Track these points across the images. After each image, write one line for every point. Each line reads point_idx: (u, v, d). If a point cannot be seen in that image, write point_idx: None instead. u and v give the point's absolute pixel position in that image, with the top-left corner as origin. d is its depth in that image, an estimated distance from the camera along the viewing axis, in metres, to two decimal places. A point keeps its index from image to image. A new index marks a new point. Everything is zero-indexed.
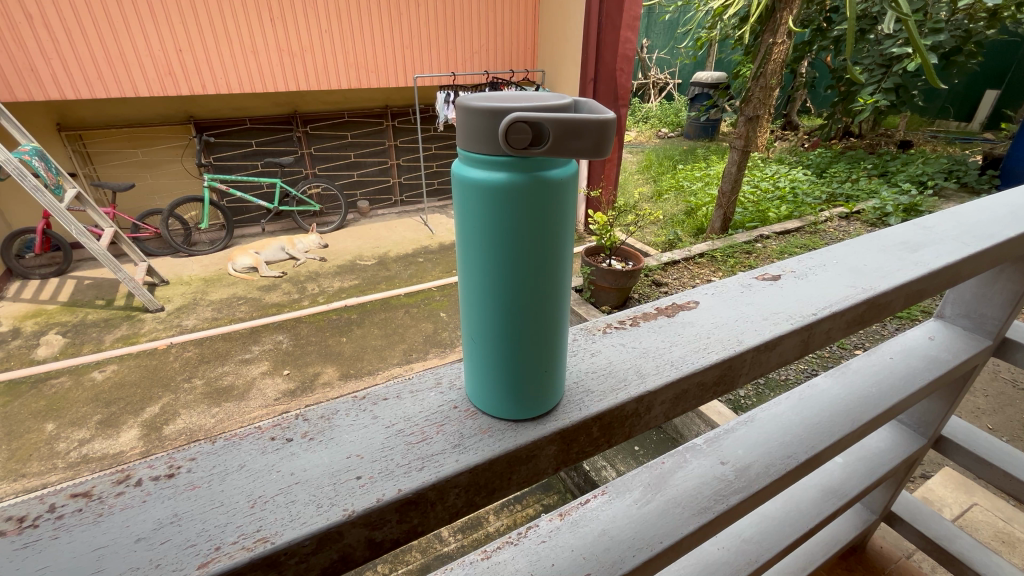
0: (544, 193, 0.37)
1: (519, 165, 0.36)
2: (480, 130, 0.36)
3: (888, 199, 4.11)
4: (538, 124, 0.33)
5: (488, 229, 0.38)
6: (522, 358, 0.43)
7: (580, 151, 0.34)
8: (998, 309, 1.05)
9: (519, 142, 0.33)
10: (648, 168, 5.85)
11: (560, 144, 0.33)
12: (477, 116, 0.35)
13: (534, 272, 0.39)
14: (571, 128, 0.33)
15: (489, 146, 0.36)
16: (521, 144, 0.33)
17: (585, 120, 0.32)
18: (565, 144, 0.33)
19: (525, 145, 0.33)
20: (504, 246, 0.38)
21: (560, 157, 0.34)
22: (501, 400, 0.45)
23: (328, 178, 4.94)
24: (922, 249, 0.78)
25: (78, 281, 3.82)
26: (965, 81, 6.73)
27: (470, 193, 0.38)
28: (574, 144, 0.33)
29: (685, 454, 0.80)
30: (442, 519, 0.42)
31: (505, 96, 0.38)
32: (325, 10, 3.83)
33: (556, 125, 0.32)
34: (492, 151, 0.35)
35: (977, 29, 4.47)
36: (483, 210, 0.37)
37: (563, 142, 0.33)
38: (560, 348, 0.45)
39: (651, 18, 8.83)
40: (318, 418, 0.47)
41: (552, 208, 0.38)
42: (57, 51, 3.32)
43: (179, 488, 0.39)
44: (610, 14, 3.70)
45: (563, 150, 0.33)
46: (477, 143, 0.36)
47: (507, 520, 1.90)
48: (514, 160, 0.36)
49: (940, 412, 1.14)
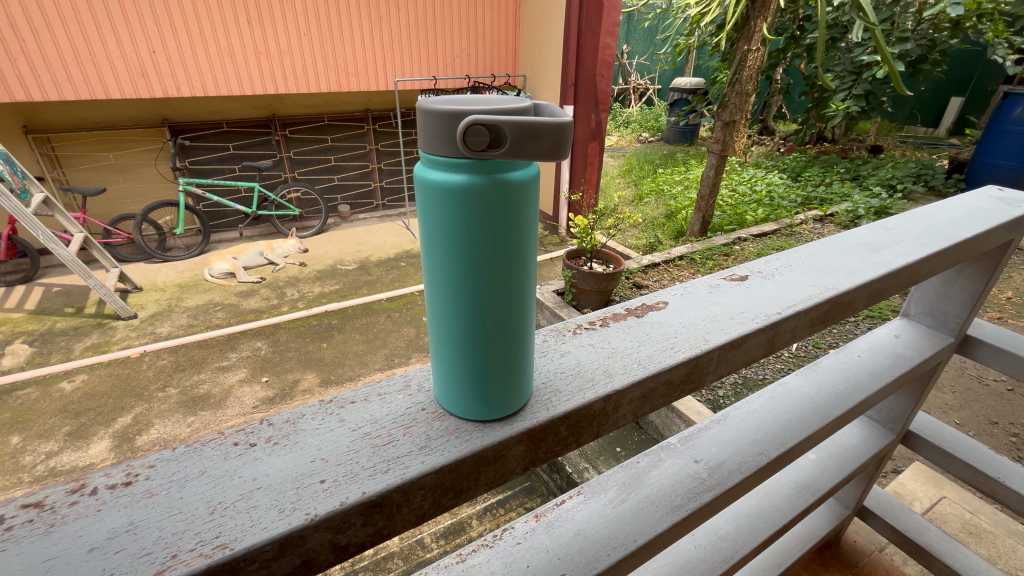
0: (505, 198, 0.37)
1: (479, 167, 0.36)
2: (442, 132, 0.36)
3: (860, 202, 4.24)
4: (497, 127, 0.34)
5: (453, 232, 0.38)
6: (489, 360, 0.43)
7: (538, 154, 0.34)
8: (959, 307, 1.09)
9: (477, 144, 0.34)
10: (629, 172, 5.92)
11: (518, 147, 0.34)
12: (436, 118, 0.35)
13: (496, 275, 0.40)
14: (528, 131, 0.33)
15: (451, 149, 0.36)
16: (480, 147, 0.34)
17: (544, 123, 0.33)
18: (523, 146, 0.34)
19: (483, 147, 0.34)
20: (467, 251, 0.39)
21: (519, 158, 0.34)
22: (465, 400, 0.45)
23: (308, 182, 4.89)
24: (884, 249, 0.81)
25: (46, 288, 3.71)
26: (932, 88, 6.98)
27: (433, 195, 0.38)
28: (532, 146, 0.34)
29: (660, 453, 0.81)
30: (409, 522, 0.42)
31: (466, 99, 0.38)
32: (304, 14, 3.80)
33: (515, 128, 0.33)
34: (454, 155, 0.36)
35: (941, 38, 4.63)
36: (445, 215, 0.38)
37: (521, 145, 0.34)
38: (528, 350, 0.46)
39: (631, 25, 8.97)
40: (284, 422, 0.46)
41: (515, 215, 0.38)
42: (22, 51, 3.22)
43: (136, 495, 0.38)
44: (590, 20, 3.72)
45: (523, 152, 0.34)
46: (439, 145, 0.36)
47: (490, 524, 1.90)
48: (474, 162, 0.36)
49: (907, 407, 1.18)
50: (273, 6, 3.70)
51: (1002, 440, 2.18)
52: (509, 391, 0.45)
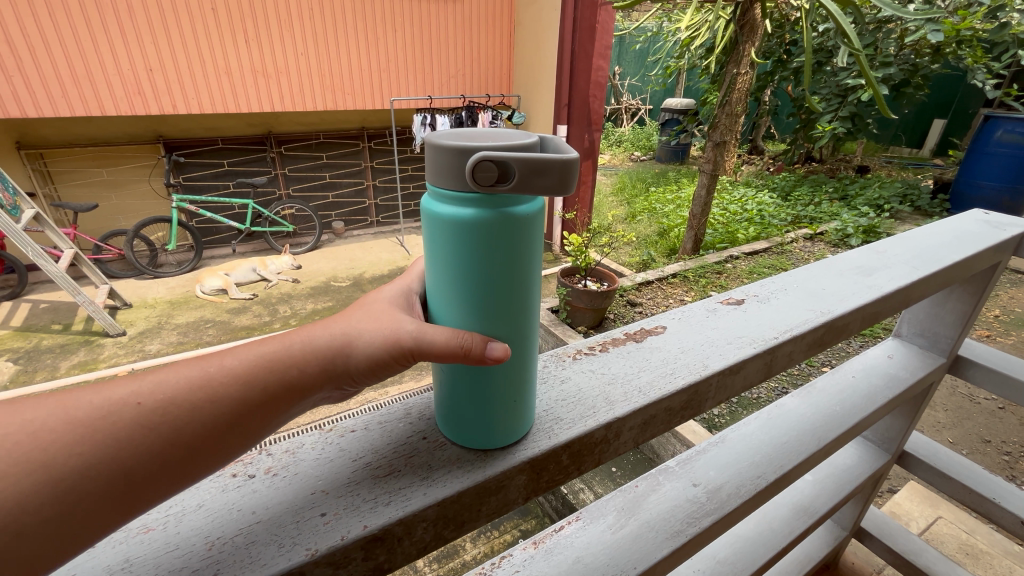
0: (515, 230, 0.38)
1: (486, 202, 0.36)
2: (448, 166, 0.36)
3: (849, 221, 4.32)
4: (505, 162, 0.34)
5: (466, 266, 0.39)
6: (495, 391, 0.43)
7: (546, 188, 0.35)
8: (950, 327, 1.10)
9: (486, 180, 0.34)
10: (622, 191, 5.98)
11: (525, 183, 0.35)
12: (444, 153, 0.36)
13: (503, 304, 0.40)
14: (536, 167, 0.34)
15: (458, 183, 0.36)
16: (488, 182, 0.35)
17: (551, 159, 0.34)
18: (531, 182, 0.35)
19: (492, 182, 0.35)
20: (474, 279, 0.39)
21: (526, 192, 0.35)
22: (468, 431, 0.45)
23: (302, 199, 4.89)
24: (876, 273, 0.82)
25: (33, 305, 3.66)
26: (915, 111, 7.18)
27: (439, 228, 0.39)
28: (539, 181, 0.35)
29: (658, 477, 0.81)
30: (409, 555, 0.42)
31: (472, 134, 0.39)
32: (302, 34, 3.85)
33: (523, 165, 0.34)
34: (466, 191, 0.36)
35: (923, 63, 4.80)
36: (456, 250, 0.38)
37: (528, 181, 0.35)
38: (533, 379, 0.47)
39: (622, 47, 9.19)
40: (283, 452, 0.45)
41: (521, 251, 0.39)
42: (19, 68, 3.24)
43: (132, 532, 0.38)
44: (583, 43, 3.82)
45: (530, 186, 0.35)
46: (445, 179, 0.37)
47: (484, 547, 1.86)
48: (482, 197, 0.36)
49: (902, 428, 1.18)
50: (271, 27, 3.74)
51: (995, 458, 2.19)
52: (514, 423, 0.45)
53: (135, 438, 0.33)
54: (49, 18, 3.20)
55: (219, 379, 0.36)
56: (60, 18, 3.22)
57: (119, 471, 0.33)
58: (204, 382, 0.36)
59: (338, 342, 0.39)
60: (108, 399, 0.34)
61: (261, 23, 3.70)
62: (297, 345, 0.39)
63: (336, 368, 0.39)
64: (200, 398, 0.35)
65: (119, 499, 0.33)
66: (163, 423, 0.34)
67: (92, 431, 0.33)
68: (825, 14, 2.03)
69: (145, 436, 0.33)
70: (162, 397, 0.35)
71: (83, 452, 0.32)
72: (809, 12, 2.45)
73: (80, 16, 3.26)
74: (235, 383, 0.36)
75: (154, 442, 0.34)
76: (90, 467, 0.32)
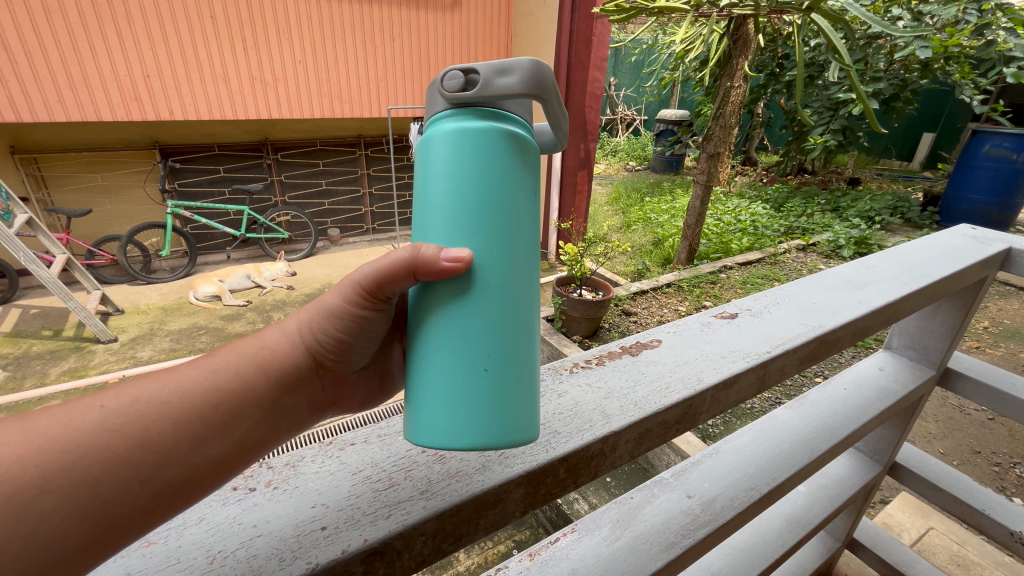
0: (493, 149, 0.44)
1: (463, 112, 0.45)
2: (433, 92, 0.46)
3: (841, 232, 4.38)
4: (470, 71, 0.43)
5: (450, 183, 0.44)
6: (476, 317, 0.44)
7: (510, 84, 0.43)
8: (939, 340, 1.12)
9: (455, 84, 0.44)
10: (617, 201, 6.03)
11: (489, 79, 0.43)
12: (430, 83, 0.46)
13: (489, 214, 0.44)
14: (500, 68, 0.43)
15: (440, 102, 0.46)
16: (457, 87, 0.44)
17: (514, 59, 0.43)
18: (495, 80, 0.43)
19: (459, 86, 0.44)
20: (459, 182, 0.44)
21: (493, 90, 0.43)
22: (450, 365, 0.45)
23: (298, 206, 4.89)
24: (865, 288, 0.84)
25: (24, 310, 3.62)
26: (905, 125, 7.31)
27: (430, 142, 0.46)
28: (503, 79, 0.43)
29: (653, 488, 0.82)
30: (408, 569, 0.42)
31: None
32: (300, 42, 3.88)
33: (486, 66, 0.43)
34: (449, 109, 0.45)
35: (911, 78, 4.89)
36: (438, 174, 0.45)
37: (493, 79, 0.43)
38: (512, 350, 0.46)
39: (618, 59, 9.30)
40: (283, 466, 0.46)
41: (508, 177, 0.45)
42: (15, 73, 3.23)
43: (135, 546, 0.39)
44: (579, 55, 3.86)
45: (495, 82, 0.43)
46: (433, 104, 0.46)
47: (478, 558, 1.86)
48: (459, 110, 0.45)
49: (893, 439, 1.20)
50: (269, 34, 3.76)
51: (985, 470, 2.21)
52: (481, 387, 0.44)
53: (101, 443, 0.36)
54: (47, 23, 3.20)
55: (191, 379, 0.40)
56: (58, 24, 3.23)
57: (88, 482, 0.35)
58: (170, 389, 0.39)
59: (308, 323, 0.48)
60: (66, 417, 0.37)
61: (260, 31, 3.72)
62: (270, 336, 0.46)
63: (309, 345, 0.48)
64: (172, 398, 0.39)
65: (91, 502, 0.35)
66: (131, 427, 0.37)
67: (52, 446, 0.35)
68: (817, 29, 2.07)
69: (113, 443, 0.36)
70: (130, 403, 0.38)
71: (41, 465, 0.34)
72: (800, 27, 2.50)
73: (78, 22, 3.27)
74: (209, 378, 0.41)
75: (122, 447, 0.36)
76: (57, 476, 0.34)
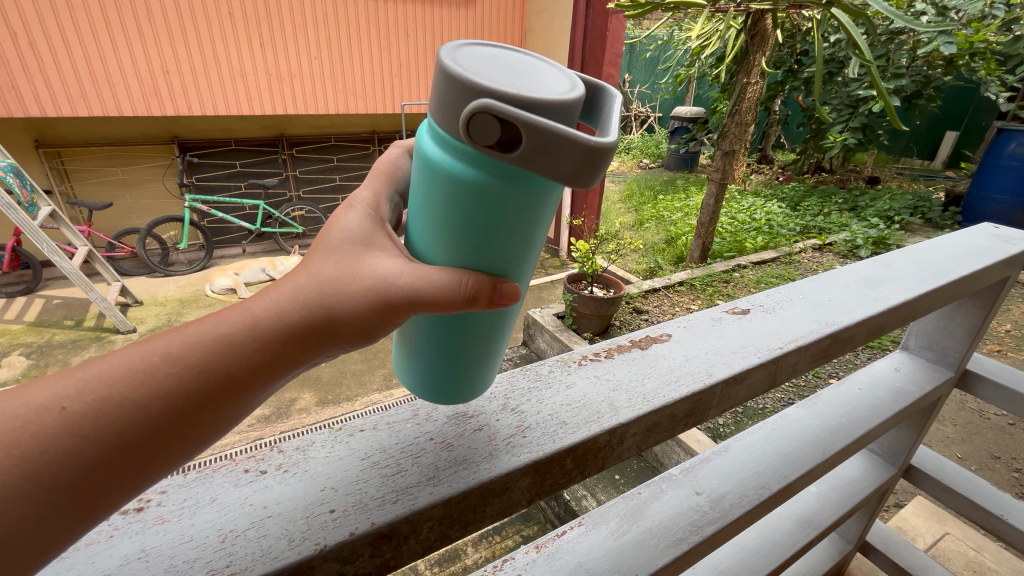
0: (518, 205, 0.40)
1: (486, 169, 0.38)
2: (453, 106, 0.36)
3: (858, 232, 4.30)
4: (509, 126, 0.33)
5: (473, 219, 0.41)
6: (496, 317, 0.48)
7: (560, 172, 0.34)
8: (958, 341, 1.10)
9: (480, 139, 0.34)
10: (630, 198, 6.00)
11: (530, 157, 0.34)
12: (454, 84, 0.35)
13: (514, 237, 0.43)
14: (543, 148, 0.33)
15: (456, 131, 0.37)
16: (483, 142, 0.34)
17: (568, 141, 0.33)
18: (538, 158, 0.34)
19: (487, 143, 0.34)
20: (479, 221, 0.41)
21: (534, 166, 0.35)
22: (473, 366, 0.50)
23: (313, 201, 4.94)
24: (882, 285, 0.82)
25: (47, 300, 3.72)
26: (928, 122, 7.16)
27: (436, 174, 0.41)
28: (550, 162, 0.34)
29: (661, 484, 0.81)
30: (415, 552, 0.43)
31: (501, 69, 0.37)
32: (316, 38, 3.90)
33: (528, 139, 0.33)
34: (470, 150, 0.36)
35: (935, 75, 4.79)
36: (459, 190, 0.39)
37: (535, 156, 0.34)
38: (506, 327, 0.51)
39: (633, 55, 9.25)
40: (294, 449, 0.47)
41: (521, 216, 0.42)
42: (40, 67, 3.32)
43: (147, 522, 0.39)
44: (593, 51, 3.83)
45: (537, 162, 0.34)
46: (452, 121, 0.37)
47: (485, 552, 1.87)
48: (479, 161, 0.38)
49: (908, 442, 1.18)
50: (285, 31, 3.79)
51: (1004, 475, 2.16)
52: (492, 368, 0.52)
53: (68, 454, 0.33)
54: (70, 20, 3.28)
55: (164, 368, 0.35)
56: (81, 21, 3.30)
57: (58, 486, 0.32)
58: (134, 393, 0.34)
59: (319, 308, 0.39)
60: (27, 406, 0.33)
61: (277, 27, 3.75)
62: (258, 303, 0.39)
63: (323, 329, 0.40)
64: (146, 395, 0.35)
65: (64, 507, 0.33)
66: (100, 432, 0.33)
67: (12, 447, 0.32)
68: (837, 23, 2.04)
69: (79, 446, 0.33)
70: (95, 399, 0.34)
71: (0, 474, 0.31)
72: (820, 23, 2.46)
73: (100, 18, 3.33)
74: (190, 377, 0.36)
75: (90, 450, 0.33)
76: (22, 481, 0.32)
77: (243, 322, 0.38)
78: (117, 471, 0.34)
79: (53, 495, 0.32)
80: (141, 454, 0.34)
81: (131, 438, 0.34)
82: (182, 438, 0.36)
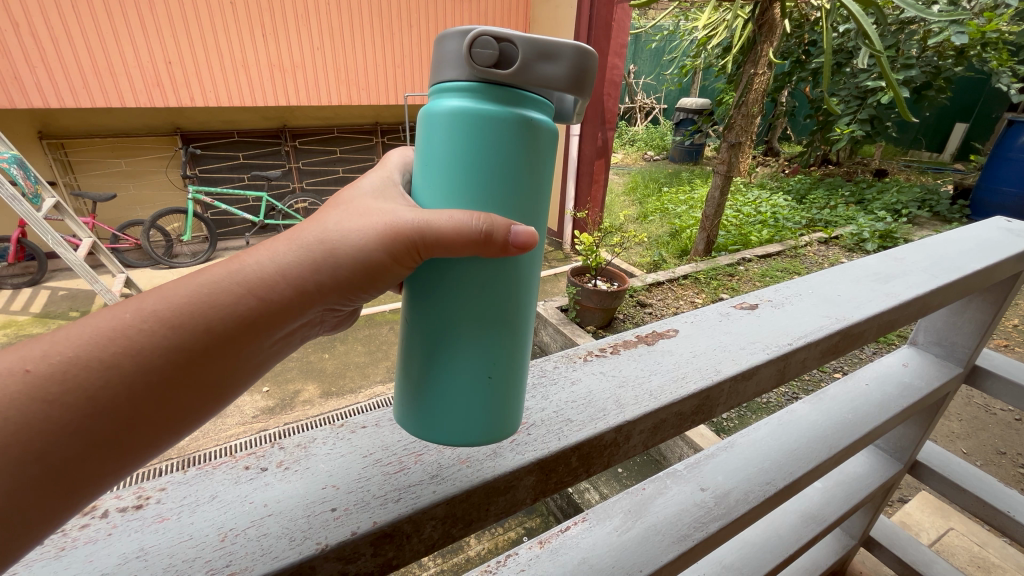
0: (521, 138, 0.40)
1: (494, 97, 0.39)
2: (449, 55, 0.39)
3: (864, 226, 4.25)
4: (508, 44, 0.38)
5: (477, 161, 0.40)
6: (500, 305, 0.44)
7: (554, 73, 0.40)
8: (967, 337, 1.08)
9: (484, 57, 0.38)
10: (634, 190, 5.96)
11: (529, 65, 0.38)
12: (449, 40, 0.39)
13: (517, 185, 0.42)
14: (541, 53, 0.39)
15: (454, 70, 0.39)
16: (485, 60, 0.38)
17: (562, 45, 0.39)
18: (535, 67, 0.39)
19: (489, 60, 0.38)
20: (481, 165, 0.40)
21: (533, 72, 0.39)
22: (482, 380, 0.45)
23: (316, 193, 4.93)
24: (893, 280, 0.81)
25: (53, 291, 3.74)
26: (937, 113, 7.07)
27: (437, 123, 0.40)
28: (544, 65, 0.39)
29: (666, 480, 0.80)
30: (418, 551, 0.42)
31: None
32: (317, 27, 3.86)
33: (527, 46, 0.38)
34: (469, 82, 0.39)
35: (946, 65, 4.69)
36: (458, 123, 0.39)
37: (532, 65, 0.38)
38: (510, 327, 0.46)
39: (638, 45, 9.14)
40: (295, 446, 0.47)
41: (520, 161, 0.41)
42: (42, 58, 3.30)
43: (147, 520, 0.39)
44: (598, 42, 3.77)
45: (535, 68, 0.39)
46: (448, 69, 0.40)
47: (488, 544, 1.88)
48: (481, 90, 0.39)
49: (914, 438, 1.17)
50: (286, 21, 3.76)
51: (1010, 471, 2.15)
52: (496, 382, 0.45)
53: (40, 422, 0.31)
54: (72, 11, 3.26)
55: (139, 326, 0.34)
56: (82, 11, 3.28)
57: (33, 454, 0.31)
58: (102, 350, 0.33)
59: (321, 247, 0.39)
60: None
61: (278, 17, 3.72)
62: (252, 261, 0.38)
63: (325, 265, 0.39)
64: (118, 353, 0.33)
65: (44, 483, 0.31)
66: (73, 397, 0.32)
67: None
68: (846, 13, 1.99)
69: (49, 414, 0.31)
70: (62, 360, 0.32)
71: None
72: (829, 13, 2.41)
73: (101, 8, 3.31)
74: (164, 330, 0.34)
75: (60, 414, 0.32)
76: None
77: (235, 278, 0.37)
78: (102, 446, 0.33)
79: (30, 467, 0.31)
80: (122, 422, 0.33)
81: (107, 404, 0.33)
82: (165, 403, 0.34)
